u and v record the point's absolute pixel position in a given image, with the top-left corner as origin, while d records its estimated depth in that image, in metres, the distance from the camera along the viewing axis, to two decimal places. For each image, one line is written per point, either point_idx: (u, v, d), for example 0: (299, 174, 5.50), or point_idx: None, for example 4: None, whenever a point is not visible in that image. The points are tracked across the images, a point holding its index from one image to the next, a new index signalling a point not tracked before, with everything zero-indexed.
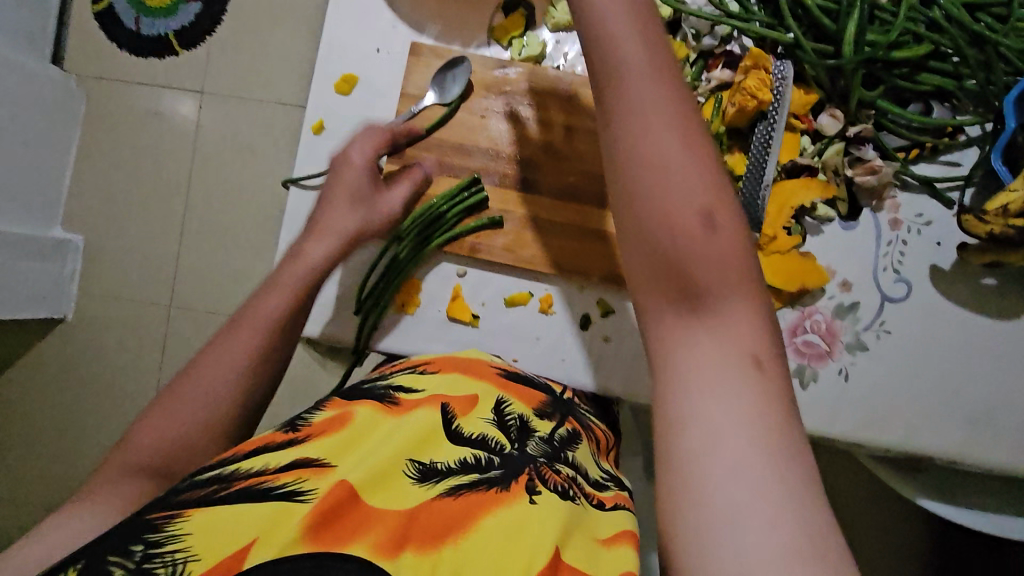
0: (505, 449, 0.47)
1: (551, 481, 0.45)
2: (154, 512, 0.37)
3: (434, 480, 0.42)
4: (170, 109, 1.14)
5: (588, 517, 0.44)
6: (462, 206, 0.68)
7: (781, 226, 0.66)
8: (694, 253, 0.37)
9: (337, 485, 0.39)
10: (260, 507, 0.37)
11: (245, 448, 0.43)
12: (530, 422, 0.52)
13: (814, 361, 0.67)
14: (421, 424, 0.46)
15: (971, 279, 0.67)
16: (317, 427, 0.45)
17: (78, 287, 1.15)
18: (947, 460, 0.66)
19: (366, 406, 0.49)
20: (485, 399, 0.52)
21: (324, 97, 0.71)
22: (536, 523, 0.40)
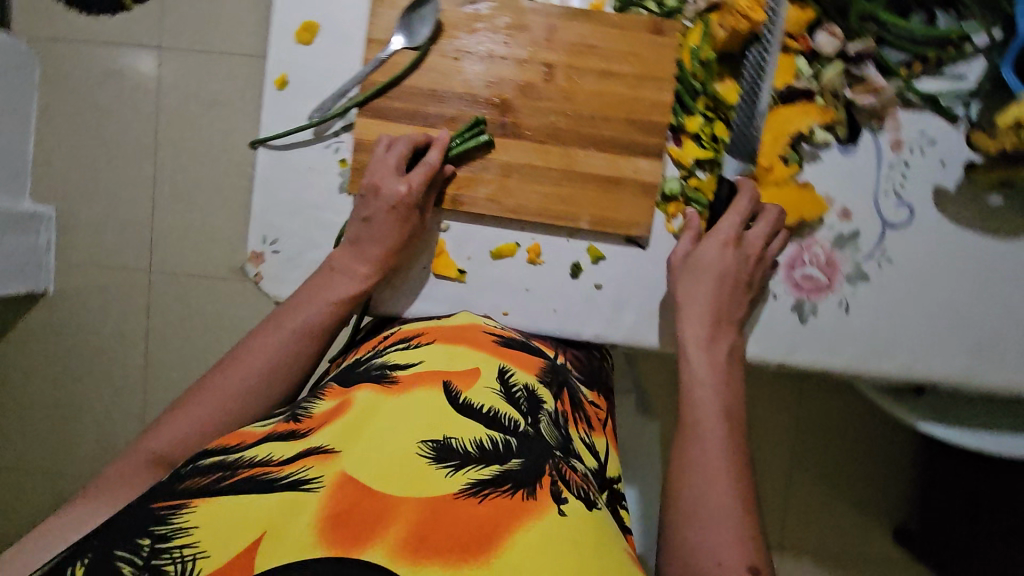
0: (519, 427, 0.46)
1: (573, 484, 0.43)
2: (157, 502, 0.36)
3: (453, 465, 0.40)
4: (130, 70, 1.07)
5: (609, 523, 0.43)
6: (463, 148, 0.64)
7: (778, 155, 0.63)
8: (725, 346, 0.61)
9: (342, 478, 0.38)
10: (267, 501, 0.36)
11: (249, 436, 0.42)
12: (536, 393, 0.52)
13: (812, 294, 0.65)
14: (425, 402, 0.45)
15: (977, 199, 0.64)
16: (320, 417, 0.44)
17: (56, 258, 1.13)
18: (949, 385, 0.65)
19: (365, 388, 0.47)
20: (487, 372, 0.51)
21: (284, 48, 0.66)
22: (567, 533, 0.38)
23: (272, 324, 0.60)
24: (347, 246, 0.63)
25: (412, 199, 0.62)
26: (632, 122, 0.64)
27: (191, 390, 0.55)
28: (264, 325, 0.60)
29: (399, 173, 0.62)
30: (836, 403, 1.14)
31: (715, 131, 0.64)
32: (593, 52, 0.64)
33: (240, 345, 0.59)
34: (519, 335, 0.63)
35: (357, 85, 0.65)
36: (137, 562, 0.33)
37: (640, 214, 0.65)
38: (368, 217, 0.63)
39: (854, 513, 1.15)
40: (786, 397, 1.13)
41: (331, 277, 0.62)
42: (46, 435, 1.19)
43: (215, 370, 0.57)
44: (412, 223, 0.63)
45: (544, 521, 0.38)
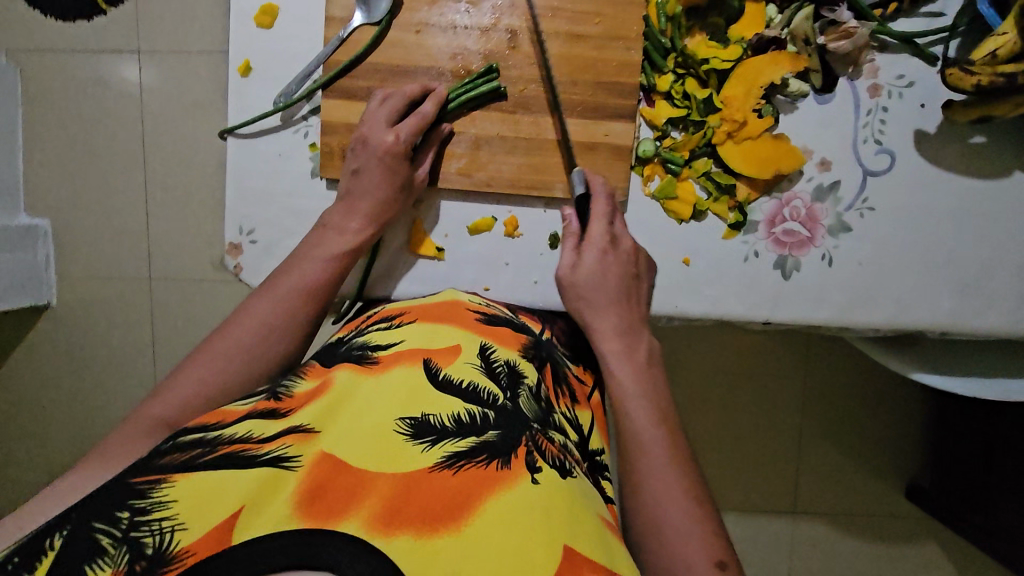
0: (497, 401, 0.46)
1: (548, 453, 0.43)
2: (136, 477, 0.36)
3: (430, 440, 0.41)
4: (109, 73, 1.07)
5: (584, 492, 0.43)
6: (472, 94, 0.62)
7: (750, 109, 0.62)
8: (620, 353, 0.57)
9: (322, 456, 0.38)
10: (246, 477, 0.36)
11: (229, 413, 0.42)
12: (518, 368, 0.51)
13: (795, 250, 0.64)
14: (405, 381, 0.45)
15: (958, 139, 0.63)
16: (300, 398, 0.44)
17: (55, 272, 1.13)
18: (939, 332, 0.64)
19: (345, 370, 0.47)
20: (468, 348, 0.51)
21: (244, 34, 0.65)
22: (541, 503, 0.38)
23: (270, 287, 0.58)
24: (338, 203, 0.62)
25: (401, 147, 0.60)
26: (600, 84, 0.63)
27: (196, 352, 0.54)
28: (264, 286, 0.59)
29: (389, 125, 0.61)
30: (833, 361, 1.13)
31: (685, 88, 0.63)
32: (557, 14, 0.62)
33: (241, 307, 0.57)
34: (502, 309, 0.61)
35: (320, 66, 0.64)
36: (116, 534, 0.33)
37: (614, 178, 0.64)
38: (357, 169, 0.61)
39: (857, 470, 1.15)
40: (786, 362, 1.13)
41: (325, 235, 0.61)
42: (52, 444, 1.19)
43: (216, 333, 0.55)
44: (403, 174, 0.61)
45: (518, 491, 0.38)
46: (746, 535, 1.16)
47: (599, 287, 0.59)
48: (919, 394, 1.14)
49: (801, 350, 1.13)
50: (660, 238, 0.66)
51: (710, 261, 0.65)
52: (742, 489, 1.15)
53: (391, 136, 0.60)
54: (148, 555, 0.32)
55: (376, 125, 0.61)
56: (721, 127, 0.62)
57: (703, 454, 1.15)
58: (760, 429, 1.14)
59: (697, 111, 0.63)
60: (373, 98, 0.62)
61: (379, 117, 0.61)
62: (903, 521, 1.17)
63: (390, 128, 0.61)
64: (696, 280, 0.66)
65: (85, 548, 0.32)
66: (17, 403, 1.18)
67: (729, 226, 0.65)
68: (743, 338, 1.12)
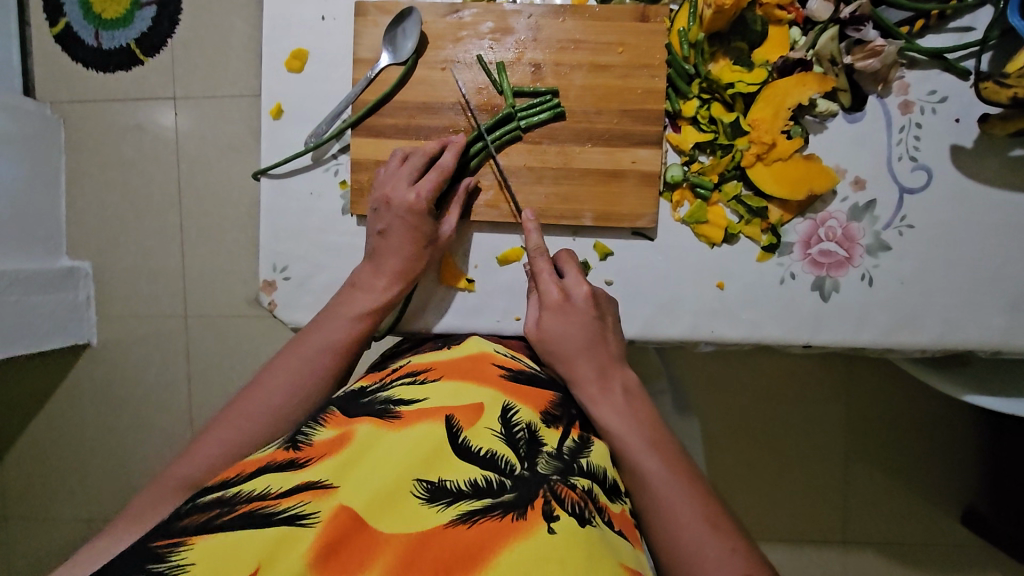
0: (515, 470, 0.45)
1: (567, 501, 0.43)
2: (156, 540, 0.36)
3: (445, 502, 0.41)
4: (148, 121, 1.12)
5: (608, 542, 0.43)
6: (534, 116, 0.63)
7: (779, 130, 0.61)
8: (594, 395, 0.57)
9: (339, 510, 0.39)
10: (261, 536, 0.36)
11: (249, 468, 0.43)
12: (538, 434, 0.50)
13: (833, 271, 0.63)
14: (423, 440, 0.45)
15: (998, 151, 0.61)
16: (320, 447, 0.44)
17: (95, 312, 1.17)
18: (991, 351, 0.62)
19: (366, 423, 0.47)
20: (490, 409, 0.50)
21: (278, 80, 0.68)
22: (557, 554, 0.38)
23: (295, 346, 0.59)
24: (365, 263, 0.62)
25: (423, 206, 0.61)
26: (625, 112, 0.63)
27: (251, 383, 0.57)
28: (288, 344, 0.59)
29: (410, 183, 0.61)
30: (870, 380, 1.08)
31: (711, 113, 0.63)
32: (580, 46, 0.63)
33: (267, 366, 0.58)
34: (532, 362, 0.62)
35: (350, 106, 0.66)
36: None
37: (643, 205, 0.63)
38: (382, 231, 0.62)
39: (907, 496, 1.10)
40: (824, 384, 1.09)
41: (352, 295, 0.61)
42: (89, 481, 1.21)
43: (243, 392, 0.56)
44: (429, 229, 0.62)
45: (534, 543, 0.38)
46: (793, 565, 1.11)
47: (566, 338, 0.59)
48: (970, 418, 1.09)
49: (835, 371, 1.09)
50: (693, 263, 0.65)
51: (744, 285, 0.64)
52: (789, 518, 1.10)
53: (410, 203, 0.61)
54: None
55: (394, 191, 0.61)
56: (750, 150, 0.61)
57: (743, 484, 1.11)
58: (801, 457, 1.10)
59: (724, 134, 0.62)
60: (393, 165, 0.63)
61: (398, 185, 0.61)
62: (960, 549, 1.10)
63: (407, 196, 0.61)
64: (733, 306, 0.64)
65: None
66: (59, 441, 1.21)
67: (763, 248, 0.64)
68: (779, 365, 1.09)
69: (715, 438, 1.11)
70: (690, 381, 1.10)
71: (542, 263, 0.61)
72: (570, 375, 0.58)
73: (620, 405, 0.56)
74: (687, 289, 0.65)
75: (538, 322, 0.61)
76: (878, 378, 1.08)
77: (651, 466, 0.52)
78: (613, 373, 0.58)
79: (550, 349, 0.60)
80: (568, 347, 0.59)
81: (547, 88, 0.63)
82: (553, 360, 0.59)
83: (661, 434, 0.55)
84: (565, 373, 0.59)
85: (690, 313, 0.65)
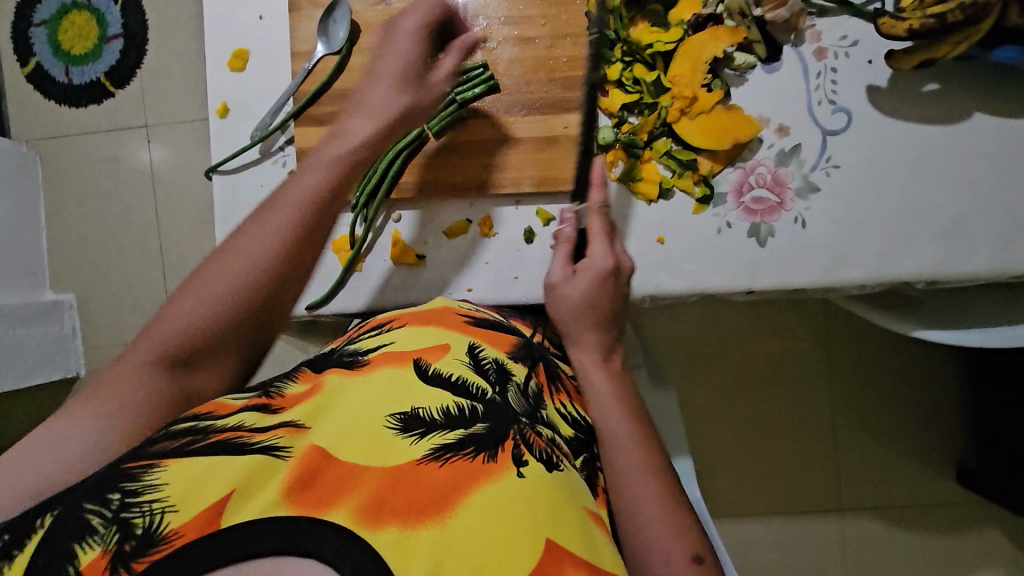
0: (487, 394, 0.47)
1: (536, 446, 0.44)
2: (128, 462, 0.36)
3: (418, 433, 0.42)
4: (116, 149, 1.14)
5: (570, 485, 0.44)
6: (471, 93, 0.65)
7: (699, 84, 0.63)
8: (589, 367, 0.57)
9: (311, 449, 0.39)
10: (237, 462, 0.37)
11: (221, 405, 0.43)
12: (506, 366, 0.52)
13: (766, 216, 0.65)
14: (391, 380, 0.46)
15: (912, 88, 0.64)
16: (292, 398, 0.45)
17: (83, 342, 1.18)
18: (927, 281, 0.64)
19: (335, 374, 0.48)
20: (455, 347, 0.52)
21: (222, 80, 0.70)
22: (527, 495, 0.39)
23: (268, 206, 0.48)
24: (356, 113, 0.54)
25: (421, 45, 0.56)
26: (553, 80, 0.66)
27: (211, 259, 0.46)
28: (266, 205, 0.48)
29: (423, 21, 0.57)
30: (852, 337, 1.10)
31: (634, 74, 0.65)
32: (505, 23, 0.66)
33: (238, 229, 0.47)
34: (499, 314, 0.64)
35: (291, 98, 0.69)
36: (106, 514, 0.33)
37: (579, 166, 0.66)
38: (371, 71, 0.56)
39: (892, 459, 1.11)
40: (806, 343, 1.11)
41: (330, 144, 0.52)
42: None
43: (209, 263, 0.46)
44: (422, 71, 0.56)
45: (505, 484, 0.39)
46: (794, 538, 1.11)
47: (589, 307, 0.58)
48: (946, 376, 1.11)
49: (819, 329, 1.11)
50: (632, 220, 0.67)
51: (684, 237, 0.66)
52: (777, 485, 1.11)
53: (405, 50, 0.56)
54: (137, 535, 0.32)
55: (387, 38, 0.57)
56: (674, 105, 0.64)
57: (730, 448, 1.12)
58: (783, 426, 1.11)
59: (648, 93, 0.65)
60: (407, 12, 0.57)
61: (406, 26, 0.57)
62: (945, 512, 1.11)
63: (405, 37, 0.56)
64: (674, 258, 0.66)
65: (76, 528, 0.32)
66: None
67: (698, 201, 0.66)
68: (765, 337, 1.11)
69: (701, 401, 1.12)
70: (667, 349, 1.12)
71: (598, 222, 0.61)
72: (586, 337, 0.58)
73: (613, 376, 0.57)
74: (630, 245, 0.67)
75: (563, 275, 0.61)
76: (858, 335, 1.10)
77: (623, 432, 0.53)
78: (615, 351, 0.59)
79: (566, 309, 0.59)
80: (583, 309, 0.59)
81: (480, 63, 0.65)
82: (568, 317, 0.59)
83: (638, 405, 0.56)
84: (573, 330, 0.59)
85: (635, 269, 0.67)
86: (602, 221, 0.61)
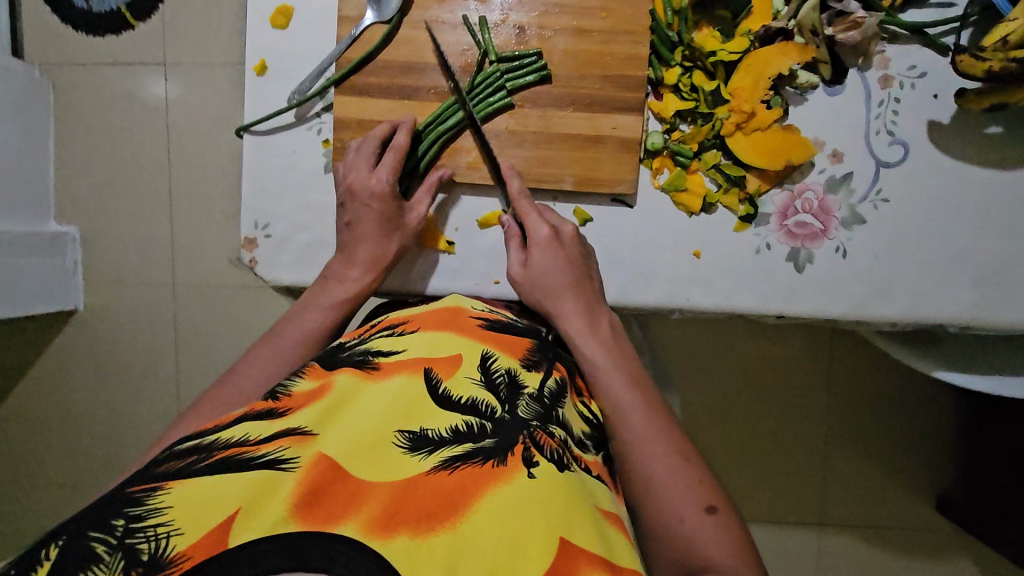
0: (496, 413, 0.46)
1: (547, 448, 0.44)
2: (132, 487, 0.36)
3: (427, 450, 0.42)
4: (135, 86, 1.11)
5: (589, 490, 0.44)
6: (521, 78, 0.63)
7: (758, 100, 0.61)
8: (576, 335, 0.58)
9: (319, 458, 0.39)
10: (241, 478, 0.36)
11: (227, 418, 0.43)
12: (518, 377, 0.51)
13: (808, 242, 0.64)
14: (402, 391, 0.46)
15: (973, 128, 0.62)
16: (299, 398, 0.45)
17: (83, 278, 1.15)
18: (960, 325, 0.63)
19: (345, 374, 0.48)
20: (469, 358, 0.51)
21: (261, 35, 0.67)
22: (536, 495, 0.39)
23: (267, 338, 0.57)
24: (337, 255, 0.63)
25: (386, 189, 0.62)
26: (607, 78, 0.63)
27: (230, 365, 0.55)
28: (260, 340, 0.57)
29: (371, 168, 0.63)
30: (842, 347, 1.10)
31: (693, 81, 0.63)
32: (564, 10, 0.63)
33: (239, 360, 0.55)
34: (513, 314, 0.63)
35: (334, 64, 0.66)
36: (111, 540, 0.33)
37: (623, 170, 0.64)
38: (350, 221, 0.63)
39: (878, 463, 1.12)
40: (794, 349, 1.10)
41: (327, 285, 0.62)
42: (73, 447, 1.21)
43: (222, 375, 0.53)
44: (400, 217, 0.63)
45: (513, 487, 0.39)
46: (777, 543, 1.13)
47: (556, 274, 0.60)
48: (946, 412, 1.11)
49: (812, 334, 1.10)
50: (670, 230, 0.65)
51: (721, 253, 0.65)
52: (767, 491, 1.13)
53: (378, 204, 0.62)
54: (143, 562, 0.32)
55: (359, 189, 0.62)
56: (730, 119, 0.62)
57: (722, 456, 1.13)
58: (778, 434, 1.12)
59: (705, 103, 0.63)
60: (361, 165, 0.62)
61: (363, 180, 0.62)
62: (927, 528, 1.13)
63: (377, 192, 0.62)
64: (707, 274, 0.65)
65: (81, 556, 0.32)
66: (43, 407, 1.20)
67: (740, 218, 0.64)
68: (746, 339, 1.10)
69: (699, 406, 1.12)
70: (670, 357, 1.10)
71: (551, 214, 0.63)
72: (559, 310, 0.59)
73: (603, 340, 0.58)
74: (666, 255, 0.66)
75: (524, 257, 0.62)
76: (848, 347, 1.10)
77: (624, 397, 0.53)
78: (599, 319, 0.60)
79: (536, 288, 0.61)
80: (555, 282, 0.60)
81: (533, 51, 0.63)
82: (538, 296, 0.61)
83: (638, 370, 0.57)
84: (549, 304, 0.60)
85: (665, 280, 0.66)
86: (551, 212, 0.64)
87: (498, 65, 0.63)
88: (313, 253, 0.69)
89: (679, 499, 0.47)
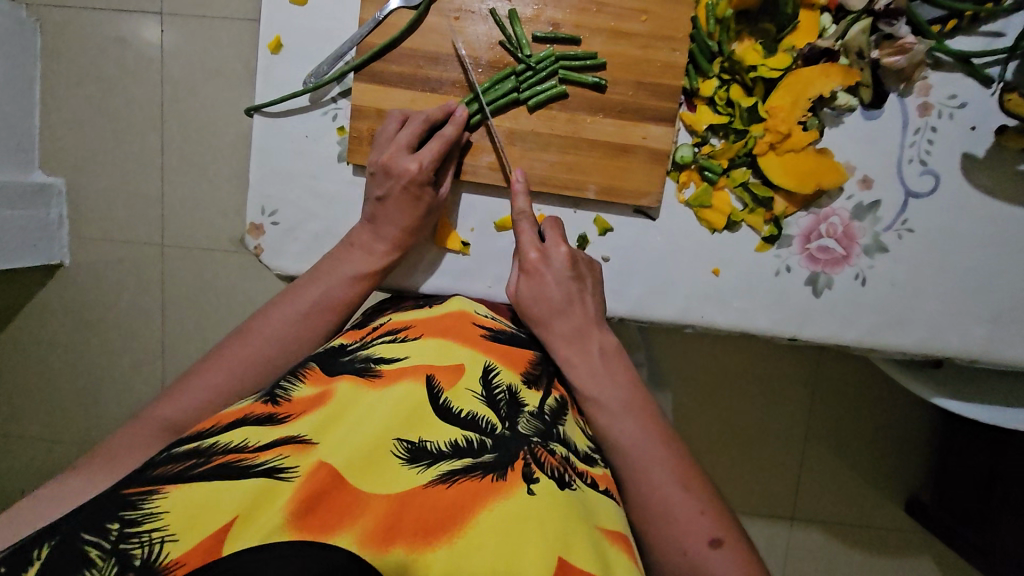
0: (496, 430, 0.44)
1: (547, 465, 0.43)
2: (130, 487, 0.35)
3: (425, 463, 0.40)
4: (130, 37, 1.05)
5: (585, 503, 0.43)
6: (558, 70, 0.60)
7: (796, 120, 0.59)
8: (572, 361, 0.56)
9: (319, 466, 0.38)
10: (240, 486, 0.36)
11: (225, 420, 0.42)
12: (518, 395, 0.49)
13: (828, 268, 0.63)
14: (406, 399, 0.44)
15: (1004, 164, 0.61)
16: (300, 404, 0.43)
17: (69, 231, 1.11)
18: (966, 359, 0.63)
19: (344, 381, 0.46)
20: (471, 369, 0.49)
21: (278, 9, 0.63)
22: (533, 513, 0.38)
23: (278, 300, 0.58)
24: (364, 224, 0.61)
25: (425, 177, 0.59)
26: (641, 84, 0.61)
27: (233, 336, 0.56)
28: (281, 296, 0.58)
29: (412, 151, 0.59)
30: (835, 363, 1.11)
31: (729, 95, 0.61)
32: (602, 9, 0.60)
33: (258, 314, 0.57)
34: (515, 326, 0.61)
35: (354, 48, 0.63)
36: (105, 545, 0.32)
37: (649, 183, 0.62)
38: (380, 197, 0.60)
39: (859, 475, 1.14)
40: (787, 361, 1.11)
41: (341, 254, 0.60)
42: (55, 404, 1.19)
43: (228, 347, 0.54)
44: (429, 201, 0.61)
45: (513, 502, 0.38)
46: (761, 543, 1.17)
47: (549, 300, 0.57)
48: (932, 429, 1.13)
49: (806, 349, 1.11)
50: (691, 248, 0.64)
51: (740, 273, 0.64)
52: (751, 493, 1.15)
53: (411, 189, 0.59)
54: (136, 566, 0.32)
55: (391, 170, 0.59)
56: (764, 138, 0.60)
57: (708, 456, 1.14)
58: (768, 435, 1.13)
59: (739, 119, 0.61)
60: (404, 149, 0.59)
61: (398, 160, 0.59)
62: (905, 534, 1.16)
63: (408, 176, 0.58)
64: (726, 293, 0.64)
65: (77, 560, 0.32)
66: (26, 363, 1.18)
67: (763, 239, 0.63)
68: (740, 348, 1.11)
69: (689, 408, 1.13)
70: (668, 358, 1.11)
71: (550, 229, 0.60)
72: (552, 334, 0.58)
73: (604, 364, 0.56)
74: (684, 272, 0.65)
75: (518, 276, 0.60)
76: (843, 363, 1.11)
77: (627, 427, 0.52)
78: (599, 341, 0.57)
79: (529, 311, 0.59)
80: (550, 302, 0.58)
81: (567, 36, 0.60)
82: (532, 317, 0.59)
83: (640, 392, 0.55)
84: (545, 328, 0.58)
85: (682, 296, 0.65)
86: (552, 226, 0.60)
87: (530, 63, 0.60)
88: (322, 244, 0.67)
89: (685, 531, 0.47)
